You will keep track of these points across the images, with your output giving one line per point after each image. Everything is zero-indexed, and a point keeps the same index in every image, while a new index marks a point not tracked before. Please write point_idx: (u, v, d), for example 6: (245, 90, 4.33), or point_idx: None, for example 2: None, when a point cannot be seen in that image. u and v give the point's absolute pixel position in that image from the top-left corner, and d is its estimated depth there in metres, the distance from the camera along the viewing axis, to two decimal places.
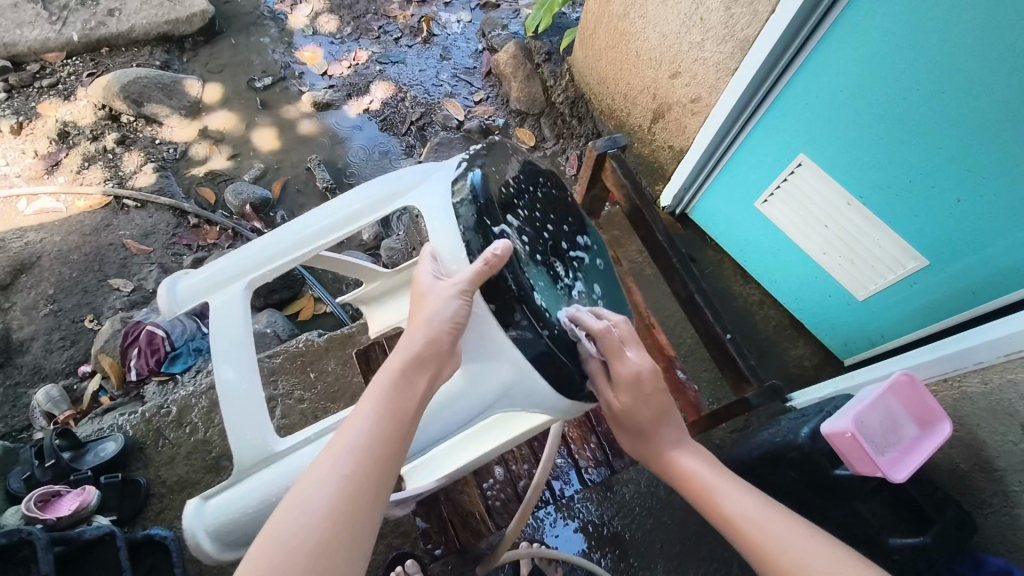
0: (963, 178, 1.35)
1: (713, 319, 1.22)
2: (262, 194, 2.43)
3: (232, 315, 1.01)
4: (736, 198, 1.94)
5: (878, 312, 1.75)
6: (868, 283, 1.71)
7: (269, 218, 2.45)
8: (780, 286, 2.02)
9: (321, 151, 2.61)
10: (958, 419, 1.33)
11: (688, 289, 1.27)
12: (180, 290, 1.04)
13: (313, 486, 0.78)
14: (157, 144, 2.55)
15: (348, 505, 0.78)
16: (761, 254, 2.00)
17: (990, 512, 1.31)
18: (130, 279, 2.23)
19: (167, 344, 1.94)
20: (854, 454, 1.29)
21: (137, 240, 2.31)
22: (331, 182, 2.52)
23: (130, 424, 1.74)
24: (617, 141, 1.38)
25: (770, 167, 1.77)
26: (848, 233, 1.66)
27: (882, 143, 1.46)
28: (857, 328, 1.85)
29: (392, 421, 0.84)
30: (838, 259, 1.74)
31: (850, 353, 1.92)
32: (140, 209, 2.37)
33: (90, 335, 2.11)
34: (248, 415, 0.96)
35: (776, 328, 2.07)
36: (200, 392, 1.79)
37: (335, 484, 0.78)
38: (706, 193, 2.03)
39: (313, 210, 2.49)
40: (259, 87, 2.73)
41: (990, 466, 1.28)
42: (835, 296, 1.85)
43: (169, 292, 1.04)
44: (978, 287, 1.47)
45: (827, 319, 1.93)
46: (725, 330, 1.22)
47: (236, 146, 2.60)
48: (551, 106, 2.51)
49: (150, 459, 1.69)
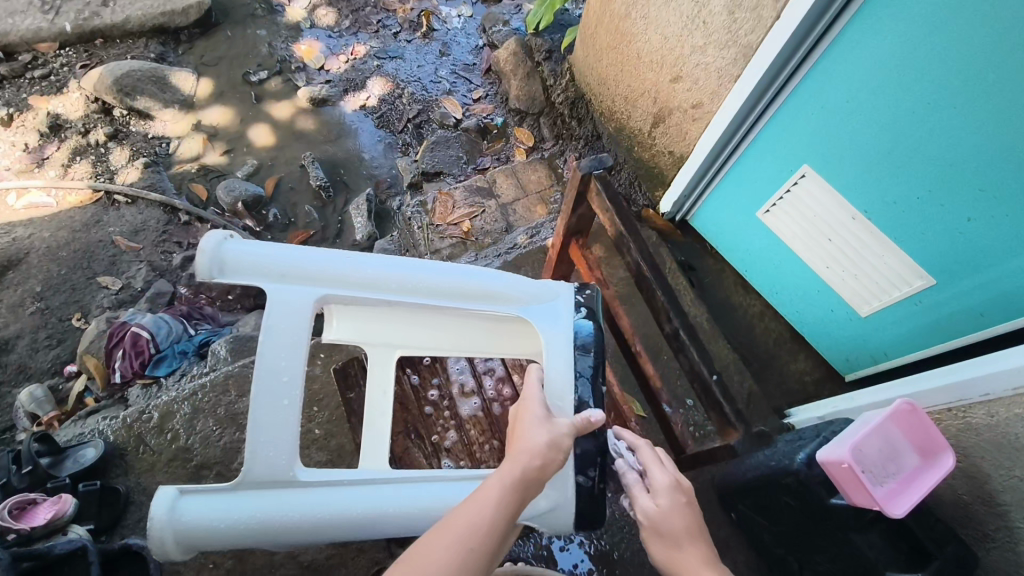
0: (974, 197, 1.29)
1: (699, 359, 1.19)
2: (254, 191, 2.38)
3: (280, 328, 1.00)
4: (737, 207, 1.87)
5: (882, 329, 1.69)
6: (872, 299, 1.65)
7: (261, 216, 2.40)
8: (782, 298, 1.95)
9: (315, 148, 2.56)
10: (961, 450, 1.27)
11: (674, 322, 1.23)
12: (226, 255, 0.99)
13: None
14: (150, 139, 2.50)
15: None
16: (763, 265, 1.93)
17: (992, 548, 1.25)
18: (119, 278, 2.19)
19: (151, 347, 1.89)
20: (851, 483, 1.23)
21: (127, 237, 2.27)
22: (325, 180, 2.46)
23: (111, 430, 1.71)
24: (602, 160, 1.33)
25: (773, 177, 1.71)
26: (852, 247, 1.60)
27: (889, 157, 1.39)
28: (860, 344, 1.78)
29: (494, 534, 0.83)
30: (842, 274, 1.68)
31: (852, 369, 1.86)
32: (131, 205, 2.33)
33: (77, 334, 2.08)
34: (268, 441, 0.97)
35: (776, 341, 2.00)
36: (183, 398, 1.74)
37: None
38: (707, 200, 1.97)
39: (307, 209, 2.44)
40: (254, 81, 2.68)
41: (994, 500, 1.22)
42: (838, 311, 1.79)
43: (208, 244, 0.97)
44: (987, 310, 1.41)
45: (829, 334, 1.86)
46: (711, 370, 1.19)
47: (230, 142, 2.55)
48: (551, 106, 2.45)
49: (131, 466, 1.66)
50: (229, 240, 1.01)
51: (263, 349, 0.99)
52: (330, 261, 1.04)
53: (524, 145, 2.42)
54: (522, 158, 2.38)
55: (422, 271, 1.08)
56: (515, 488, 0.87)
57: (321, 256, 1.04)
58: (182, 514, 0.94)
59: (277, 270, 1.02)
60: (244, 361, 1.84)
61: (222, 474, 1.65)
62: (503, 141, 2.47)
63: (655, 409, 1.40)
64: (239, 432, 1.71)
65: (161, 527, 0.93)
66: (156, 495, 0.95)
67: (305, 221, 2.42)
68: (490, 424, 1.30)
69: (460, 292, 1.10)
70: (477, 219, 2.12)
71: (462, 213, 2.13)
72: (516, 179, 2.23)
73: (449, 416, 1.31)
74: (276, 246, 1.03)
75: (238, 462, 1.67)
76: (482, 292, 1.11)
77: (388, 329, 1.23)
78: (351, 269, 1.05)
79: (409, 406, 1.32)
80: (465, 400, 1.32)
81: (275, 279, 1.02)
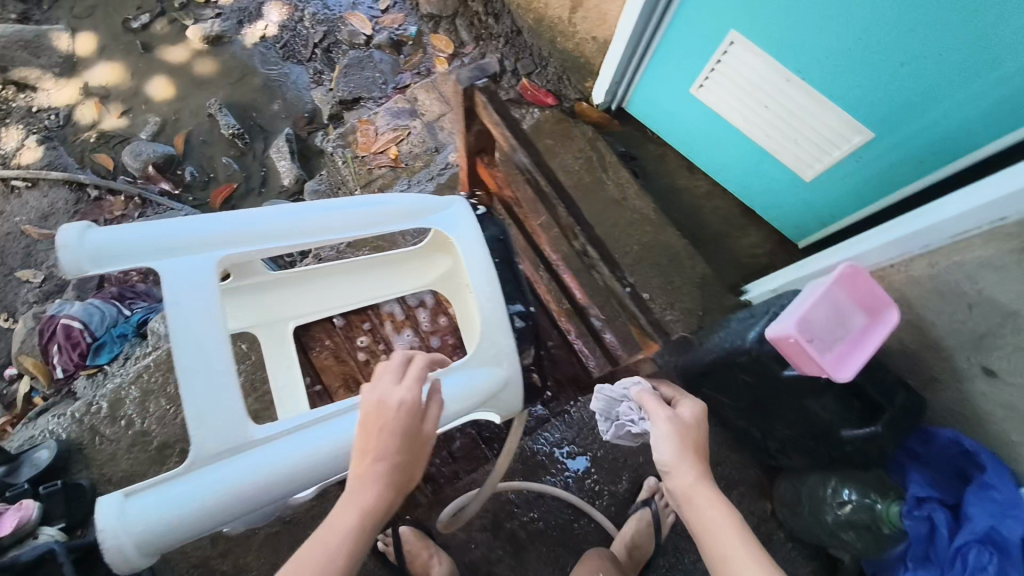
0: (907, 38, 1.21)
1: None
2: (163, 150, 2.20)
3: (205, 284, 0.99)
4: (670, 86, 1.76)
5: (827, 192, 1.65)
6: (813, 163, 1.59)
7: (178, 177, 2.24)
8: (727, 174, 1.89)
9: (220, 93, 2.34)
10: (908, 304, 1.27)
11: None
12: (95, 246, 0.94)
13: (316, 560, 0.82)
14: (36, 112, 2.28)
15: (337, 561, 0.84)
16: (704, 144, 1.85)
17: (940, 388, 1.30)
18: (39, 269, 2.06)
19: (87, 336, 1.81)
20: (799, 355, 1.22)
21: (36, 224, 2.11)
22: (237, 126, 2.28)
23: (62, 428, 1.65)
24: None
25: (701, 47, 1.58)
26: (790, 113, 1.51)
27: (817, 6, 1.28)
28: (807, 210, 1.76)
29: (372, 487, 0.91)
30: (781, 140, 1.60)
31: (803, 236, 1.85)
32: (33, 189, 2.15)
33: (9, 335, 1.98)
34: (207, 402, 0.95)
35: (727, 221, 1.96)
36: (129, 382, 1.68)
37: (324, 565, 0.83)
38: (639, 83, 1.84)
39: (224, 160, 2.27)
40: (138, 27, 2.39)
41: (938, 345, 1.25)
42: (783, 180, 1.73)
43: (69, 240, 0.92)
44: (926, 156, 1.38)
45: (777, 205, 1.83)
46: None
47: (126, 101, 2.33)
48: (464, 4, 2.23)
49: (90, 459, 1.61)
50: (92, 232, 0.95)
51: (178, 322, 0.95)
52: (225, 221, 1.04)
53: (444, 54, 2.23)
54: (444, 69, 2.21)
55: (325, 208, 1.12)
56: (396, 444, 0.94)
57: (213, 221, 1.03)
58: (134, 517, 0.88)
59: (165, 243, 0.98)
60: None
61: (186, 450, 1.62)
62: (420, 53, 2.28)
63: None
64: None
65: (113, 534, 0.87)
66: (99, 506, 0.88)
67: (226, 174, 2.26)
68: (426, 358, 1.31)
69: (369, 219, 1.15)
70: (404, 143, 1.98)
71: (387, 139, 1.98)
72: (438, 92, 2.04)
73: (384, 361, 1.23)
74: (155, 223, 0.99)
75: None
76: (388, 216, 1.17)
77: (317, 296, 1.24)
78: (247, 226, 1.05)
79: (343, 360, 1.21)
80: (398, 334, 1.34)
81: (168, 256, 0.98)
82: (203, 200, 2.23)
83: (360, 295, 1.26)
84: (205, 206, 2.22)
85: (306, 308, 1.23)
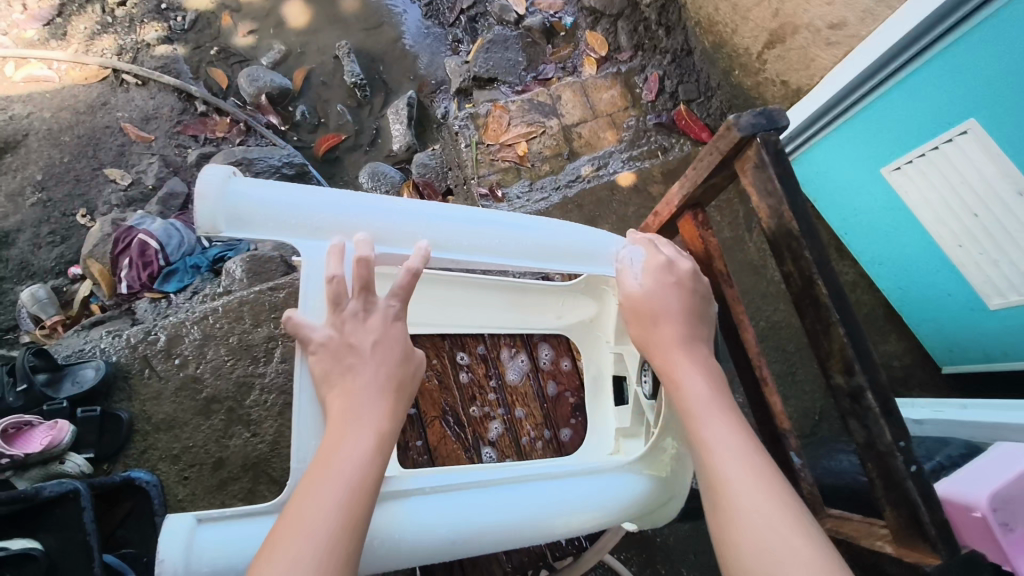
0: None
1: (881, 424, 0.79)
2: (280, 82, 2.06)
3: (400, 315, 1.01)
4: (857, 160, 1.53)
5: (1014, 327, 1.38)
6: (1007, 293, 1.33)
7: (288, 113, 2.10)
8: (885, 269, 1.65)
9: (350, 37, 2.18)
10: None
11: (855, 374, 0.81)
12: (234, 203, 0.76)
13: (327, 487, 0.65)
14: (162, 11, 2.14)
15: (356, 505, 0.65)
16: (871, 230, 1.62)
17: None
18: (128, 171, 1.94)
19: (160, 258, 1.69)
20: (974, 529, 1.00)
21: (136, 125, 1.99)
22: (360, 76, 2.12)
23: (114, 349, 1.55)
24: (773, 118, 0.86)
25: (914, 128, 1.35)
26: (1003, 227, 1.26)
27: None
28: (975, 339, 1.50)
29: (382, 445, 0.71)
30: (976, 257, 1.35)
31: (955, 362, 1.61)
32: (141, 88, 2.03)
33: (83, 232, 1.88)
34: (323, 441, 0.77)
35: (867, 318, 1.74)
36: (193, 320, 1.56)
37: (321, 513, 0.63)
38: (819, 142, 1.62)
39: (338, 108, 2.13)
40: None
41: None
42: (956, 297, 1.48)
43: (208, 188, 0.74)
44: None
45: (934, 319, 1.59)
46: (904, 449, 0.79)
47: (257, 20, 2.17)
48: (634, 7, 1.97)
49: (134, 392, 1.50)
50: (235, 181, 0.77)
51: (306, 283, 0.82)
52: (345, 210, 0.83)
53: (595, 54, 1.98)
54: (591, 71, 1.96)
55: (451, 221, 0.88)
56: (367, 463, 0.68)
57: (351, 207, 0.83)
58: (203, 555, 0.71)
59: (312, 225, 0.81)
60: (260, 286, 1.62)
61: (234, 411, 1.50)
62: (570, 47, 2.04)
63: (774, 451, 1.01)
64: (253, 366, 1.53)
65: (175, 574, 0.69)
66: (167, 527, 0.71)
67: (337, 122, 2.11)
68: (543, 413, 1.04)
69: (527, 250, 0.91)
70: (535, 142, 1.82)
71: (518, 133, 1.82)
72: (584, 97, 1.87)
73: (492, 398, 1.03)
74: (312, 195, 0.81)
75: (251, 400, 1.51)
76: (545, 250, 0.92)
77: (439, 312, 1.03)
78: (429, 229, 0.86)
79: (449, 384, 1.01)
80: (512, 360, 1.05)
81: (307, 235, 0.81)
82: (307, 144, 2.08)
83: (509, 321, 1.07)
84: (307, 149, 2.08)
85: (453, 321, 1.04)
